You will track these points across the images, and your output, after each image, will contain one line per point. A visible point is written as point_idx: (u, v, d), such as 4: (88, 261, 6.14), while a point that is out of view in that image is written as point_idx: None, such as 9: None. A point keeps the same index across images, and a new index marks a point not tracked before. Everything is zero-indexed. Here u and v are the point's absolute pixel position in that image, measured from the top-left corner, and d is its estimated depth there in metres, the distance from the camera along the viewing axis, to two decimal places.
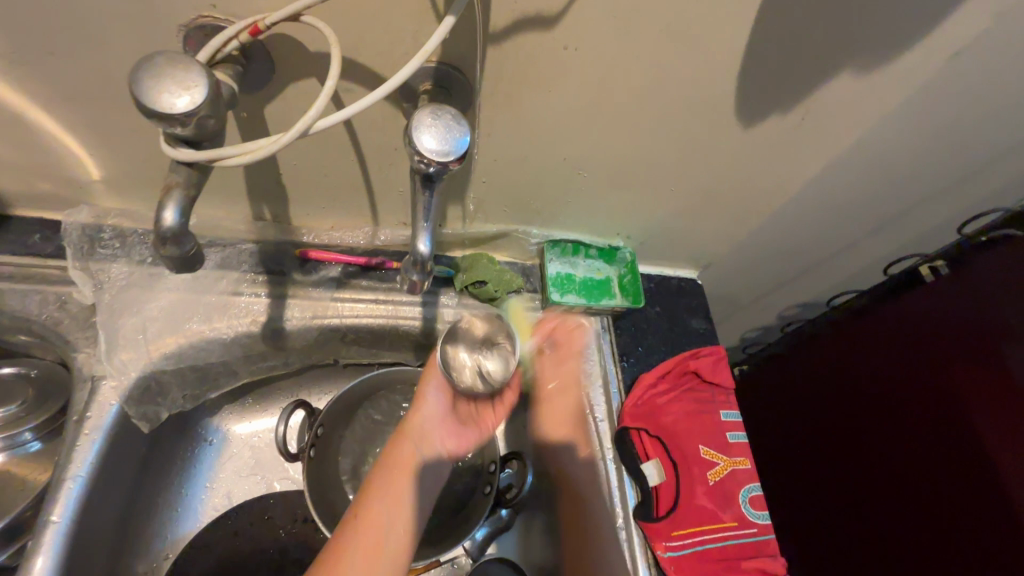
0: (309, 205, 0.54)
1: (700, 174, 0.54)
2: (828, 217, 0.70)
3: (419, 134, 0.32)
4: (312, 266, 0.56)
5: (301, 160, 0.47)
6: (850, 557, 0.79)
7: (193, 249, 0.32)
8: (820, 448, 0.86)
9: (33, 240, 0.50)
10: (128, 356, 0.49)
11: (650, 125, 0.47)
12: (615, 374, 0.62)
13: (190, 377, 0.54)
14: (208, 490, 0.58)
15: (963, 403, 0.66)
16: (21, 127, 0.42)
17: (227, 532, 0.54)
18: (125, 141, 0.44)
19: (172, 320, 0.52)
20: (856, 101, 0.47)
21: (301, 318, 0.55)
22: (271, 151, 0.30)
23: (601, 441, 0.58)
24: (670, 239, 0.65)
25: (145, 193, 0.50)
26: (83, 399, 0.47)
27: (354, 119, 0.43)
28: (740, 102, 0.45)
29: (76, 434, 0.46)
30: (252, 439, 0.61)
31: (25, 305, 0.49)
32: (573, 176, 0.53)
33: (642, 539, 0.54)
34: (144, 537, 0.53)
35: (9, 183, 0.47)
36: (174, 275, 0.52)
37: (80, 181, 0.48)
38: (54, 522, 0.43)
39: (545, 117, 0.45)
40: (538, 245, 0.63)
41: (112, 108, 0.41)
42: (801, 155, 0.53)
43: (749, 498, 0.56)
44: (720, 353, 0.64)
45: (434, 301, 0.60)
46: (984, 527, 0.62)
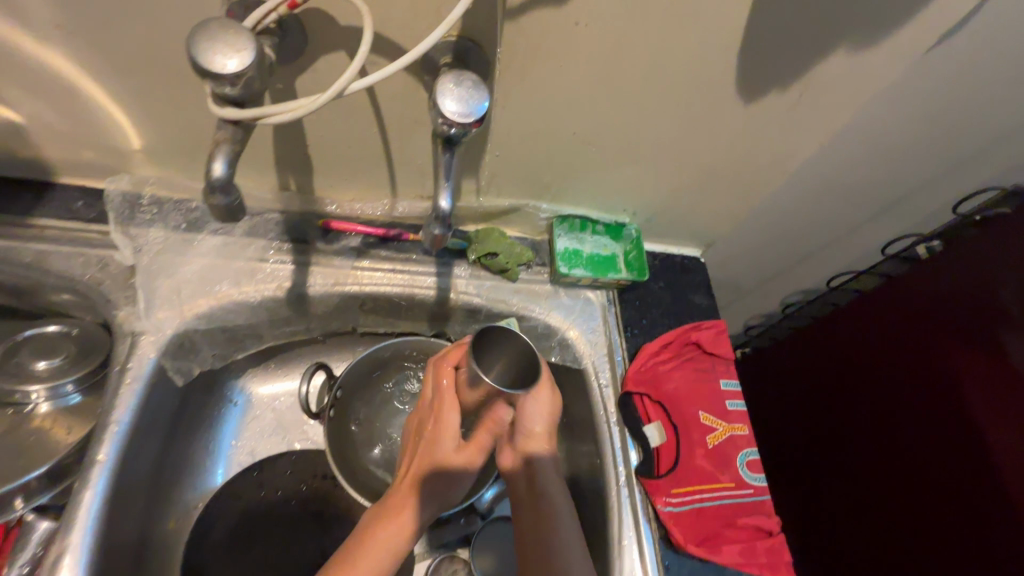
0: (332, 177, 0.57)
1: (703, 150, 0.57)
2: (828, 198, 0.73)
3: (442, 99, 0.35)
4: (334, 236, 0.60)
5: (327, 132, 0.51)
6: (845, 531, 0.82)
7: (237, 201, 0.36)
8: (819, 426, 0.88)
9: (76, 206, 0.54)
10: (164, 314, 0.53)
11: (656, 100, 0.50)
12: (620, 344, 0.65)
13: (219, 338, 0.57)
14: (234, 448, 0.62)
15: (955, 378, 0.68)
16: (72, 96, 0.45)
17: (251, 484, 0.57)
18: (165, 111, 0.48)
19: (204, 283, 0.55)
20: (852, 80, 0.50)
21: (323, 285, 0.58)
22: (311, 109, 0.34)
23: (607, 404, 0.61)
24: (674, 216, 0.68)
25: (181, 163, 0.54)
26: (124, 351, 0.51)
27: (378, 92, 0.46)
28: (741, 78, 0.48)
29: (118, 381, 0.49)
30: (275, 401, 0.66)
31: (69, 265, 0.52)
32: (582, 151, 0.56)
33: (643, 496, 0.57)
34: (177, 486, 0.56)
35: (57, 150, 0.51)
36: (207, 241, 0.56)
37: (122, 149, 0.52)
38: (100, 461, 0.46)
39: (556, 92, 0.48)
40: (547, 220, 0.66)
41: (155, 79, 0.44)
42: (800, 133, 0.56)
43: (747, 461, 0.59)
44: (720, 325, 0.66)
45: (448, 271, 0.63)
46: (975, 497, 0.65)
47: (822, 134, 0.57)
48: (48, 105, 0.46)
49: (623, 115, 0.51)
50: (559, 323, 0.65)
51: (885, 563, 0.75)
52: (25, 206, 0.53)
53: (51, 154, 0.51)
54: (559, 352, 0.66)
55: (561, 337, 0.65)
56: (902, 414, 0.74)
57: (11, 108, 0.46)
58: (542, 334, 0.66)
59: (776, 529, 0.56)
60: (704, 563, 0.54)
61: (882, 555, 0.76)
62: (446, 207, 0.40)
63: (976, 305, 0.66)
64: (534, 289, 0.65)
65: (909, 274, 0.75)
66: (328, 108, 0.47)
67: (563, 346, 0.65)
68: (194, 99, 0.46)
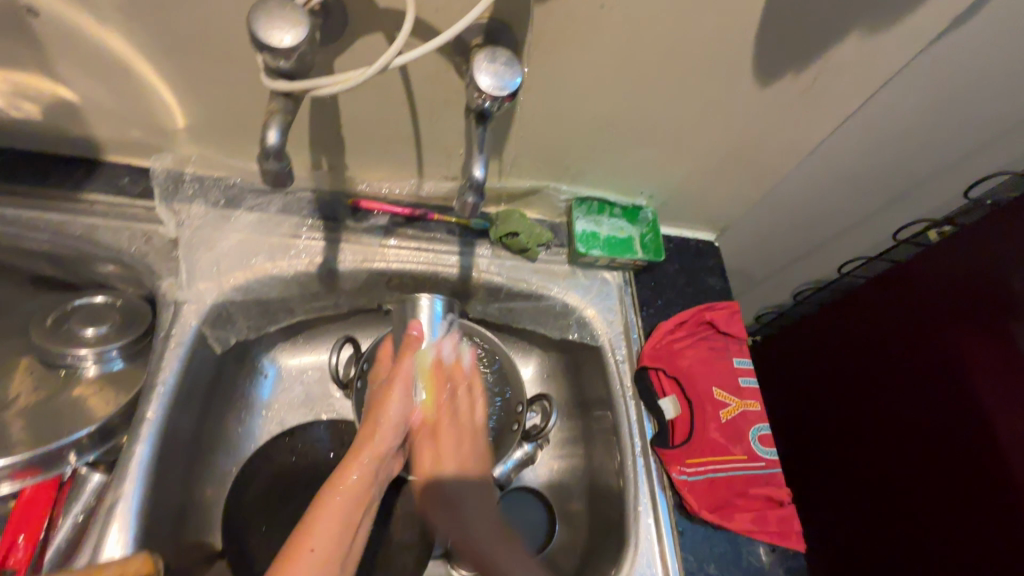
0: (363, 157, 0.60)
1: (720, 133, 0.59)
2: (839, 184, 0.75)
3: (478, 73, 0.38)
4: (363, 215, 0.63)
5: (360, 113, 0.53)
6: (852, 512, 0.84)
7: (287, 169, 0.39)
8: (830, 411, 0.90)
9: (123, 182, 0.58)
10: (205, 285, 0.56)
11: (675, 83, 0.52)
12: (635, 323, 0.67)
13: (254, 309, 0.61)
14: (265, 416, 0.65)
15: (962, 361, 0.69)
16: (125, 77, 0.49)
17: (283, 451, 0.60)
18: (210, 92, 0.51)
19: (241, 256, 0.58)
20: (865, 64, 0.52)
21: (352, 261, 0.61)
22: (360, 81, 0.37)
23: (622, 379, 0.63)
24: (690, 199, 0.70)
25: (221, 142, 0.57)
26: (168, 318, 0.54)
27: (410, 73, 0.49)
28: (757, 61, 0.50)
29: (163, 346, 0.52)
30: (304, 373, 0.69)
31: (117, 238, 0.56)
32: (602, 133, 0.58)
33: (658, 466, 0.59)
34: (213, 450, 0.59)
35: (107, 130, 0.54)
36: (243, 217, 0.60)
37: (167, 129, 0.55)
38: (149, 418, 0.49)
39: (579, 74, 0.50)
40: (566, 203, 0.69)
41: (202, 61, 0.47)
42: (814, 116, 0.58)
43: (759, 435, 0.60)
44: (734, 306, 0.68)
45: (470, 251, 0.65)
46: (980, 476, 0.66)
47: (835, 119, 0.58)
48: (102, 86, 0.49)
49: (643, 97, 0.53)
50: (576, 303, 0.67)
51: (892, 543, 0.77)
52: (76, 183, 0.57)
53: (102, 133, 0.55)
54: (576, 330, 0.68)
55: (579, 316, 0.67)
56: (911, 398, 0.76)
57: (68, 88, 0.49)
58: (560, 313, 0.68)
59: (787, 499, 0.58)
60: (716, 529, 0.57)
61: (889, 535, 0.78)
62: (479, 175, 0.43)
63: (983, 289, 0.68)
64: (552, 269, 0.68)
65: (916, 259, 0.77)
66: (364, 89, 0.50)
67: (580, 324, 0.67)
68: (237, 80, 0.49)
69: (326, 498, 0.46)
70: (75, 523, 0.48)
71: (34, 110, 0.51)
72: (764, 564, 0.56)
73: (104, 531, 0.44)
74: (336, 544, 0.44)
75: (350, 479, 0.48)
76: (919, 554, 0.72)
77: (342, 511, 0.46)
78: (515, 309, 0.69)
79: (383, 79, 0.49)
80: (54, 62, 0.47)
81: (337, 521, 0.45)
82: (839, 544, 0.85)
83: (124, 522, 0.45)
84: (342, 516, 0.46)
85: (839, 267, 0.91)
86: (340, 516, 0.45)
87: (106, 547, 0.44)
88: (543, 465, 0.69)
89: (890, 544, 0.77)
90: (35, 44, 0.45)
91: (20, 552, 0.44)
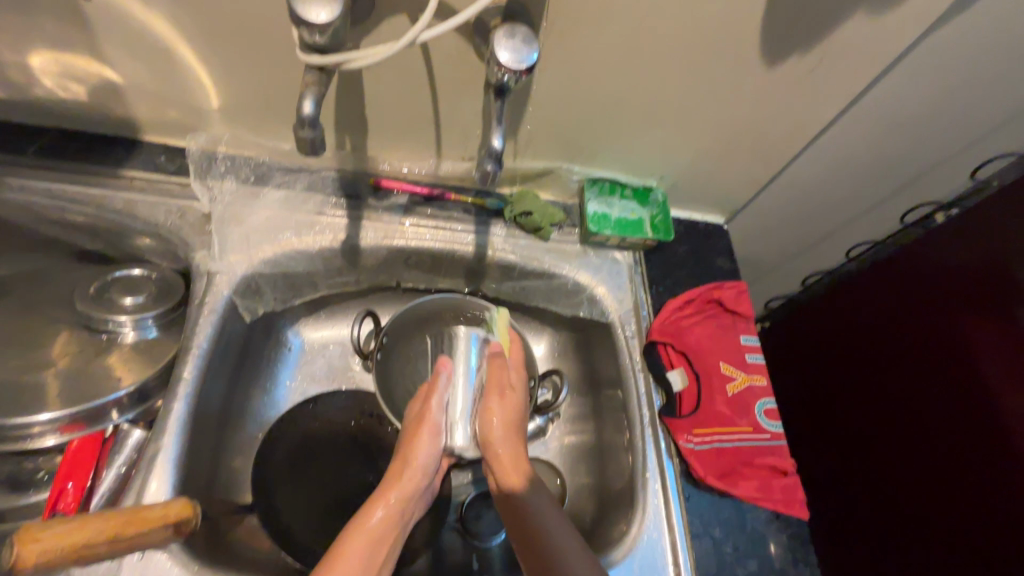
0: (385, 138, 0.62)
1: (728, 114, 0.61)
2: (847, 168, 0.76)
3: (498, 49, 0.41)
4: (384, 193, 0.66)
5: (384, 94, 0.56)
6: (865, 501, 0.84)
7: (319, 138, 0.43)
8: (840, 398, 0.91)
9: (159, 160, 0.62)
10: (236, 258, 0.59)
11: (685, 64, 0.54)
12: (645, 301, 0.69)
13: (280, 283, 0.64)
14: (289, 387, 0.69)
15: (967, 343, 0.71)
16: (166, 58, 0.52)
17: (308, 416, 0.63)
18: (243, 74, 0.54)
19: (269, 231, 0.62)
20: (869, 44, 0.53)
21: (374, 238, 0.64)
22: (387, 54, 0.42)
23: (631, 353, 0.65)
24: (699, 181, 0.72)
25: (251, 122, 0.60)
26: (201, 287, 0.57)
27: (433, 54, 0.51)
28: (764, 42, 0.52)
29: (197, 313, 0.56)
30: (325, 346, 0.72)
31: (155, 213, 0.59)
32: (615, 114, 0.60)
33: (666, 435, 0.61)
34: (242, 415, 0.63)
35: (147, 110, 0.58)
36: (271, 195, 0.63)
37: (203, 109, 0.58)
38: (184, 379, 0.53)
39: (593, 55, 0.52)
40: (578, 183, 0.71)
41: (236, 44, 0.50)
42: (820, 97, 0.59)
43: (765, 408, 0.62)
44: (741, 286, 0.70)
45: (485, 230, 0.68)
46: (987, 457, 0.67)
47: (842, 101, 0.60)
48: (144, 67, 0.52)
49: (654, 78, 0.55)
50: (587, 281, 0.69)
51: (899, 525, 0.78)
52: (117, 160, 0.60)
53: (141, 113, 0.58)
54: (587, 308, 0.70)
55: (590, 294, 0.69)
56: (917, 380, 0.77)
57: (112, 69, 0.53)
58: (571, 292, 0.70)
59: (790, 469, 0.60)
60: (721, 496, 0.59)
61: (897, 516, 0.79)
62: (497, 145, 0.45)
63: (986, 270, 0.69)
64: (564, 249, 0.70)
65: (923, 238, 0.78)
66: (388, 70, 0.53)
67: (591, 302, 0.69)
68: (269, 62, 0.52)
69: (349, 536, 0.48)
70: (118, 474, 0.51)
71: (80, 90, 0.55)
72: (769, 530, 0.58)
73: (146, 480, 0.48)
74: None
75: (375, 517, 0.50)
76: (926, 535, 0.73)
77: (366, 547, 0.47)
78: (527, 287, 0.71)
79: (406, 60, 0.52)
80: (102, 44, 0.50)
81: (361, 557, 0.47)
82: (847, 526, 0.87)
83: (163, 472, 0.49)
84: (367, 551, 0.47)
85: (847, 252, 0.92)
86: (363, 556, 0.47)
87: (147, 493, 0.47)
88: (554, 439, 0.72)
89: (897, 524, 0.79)
90: (85, 26, 0.48)
91: (70, 498, 0.48)
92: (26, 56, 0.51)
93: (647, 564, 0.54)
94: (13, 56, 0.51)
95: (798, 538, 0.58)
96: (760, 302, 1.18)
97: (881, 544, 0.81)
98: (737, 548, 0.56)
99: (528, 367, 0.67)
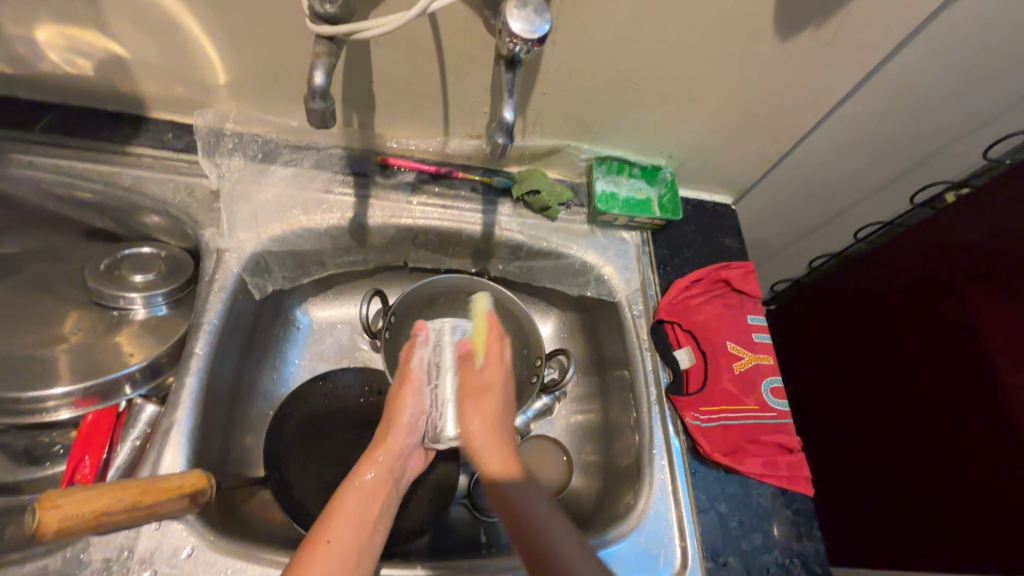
0: (392, 114, 0.62)
1: (739, 91, 0.60)
2: (861, 151, 0.75)
3: (509, 18, 0.40)
4: (391, 171, 0.66)
5: (392, 71, 0.55)
6: (871, 480, 0.86)
7: (331, 110, 0.43)
8: (851, 380, 0.92)
9: (167, 137, 0.62)
10: (245, 235, 0.60)
11: (695, 39, 0.53)
12: (653, 281, 0.69)
13: (290, 261, 0.64)
14: (298, 365, 0.69)
15: (978, 324, 0.71)
16: (172, 31, 0.51)
17: (319, 392, 0.64)
18: (250, 49, 0.53)
19: (278, 208, 0.62)
20: (884, 18, 0.53)
21: (381, 217, 0.64)
22: (398, 25, 0.41)
23: (638, 332, 0.66)
24: (708, 159, 0.71)
25: (259, 99, 0.60)
26: (211, 264, 0.58)
27: (441, 29, 0.50)
28: (780, 16, 0.51)
29: (208, 289, 0.56)
30: (334, 324, 0.73)
31: (164, 190, 0.60)
32: (625, 89, 0.59)
33: (673, 412, 0.61)
34: (254, 393, 0.63)
35: (154, 86, 0.58)
36: (280, 173, 0.63)
37: (210, 85, 0.58)
38: (197, 353, 0.53)
39: (604, 28, 0.51)
40: (587, 162, 0.71)
41: (243, 18, 0.49)
42: (832, 73, 0.59)
43: (772, 387, 0.62)
44: (749, 266, 0.70)
45: (493, 209, 0.68)
46: (992, 436, 0.68)
47: (854, 77, 0.59)
48: (151, 41, 0.52)
49: (665, 52, 0.55)
50: (595, 261, 0.69)
51: (914, 513, 0.78)
52: (124, 137, 0.60)
53: (148, 88, 0.58)
54: (594, 287, 0.70)
55: (597, 274, 0.69)
56: (927, 364, 0.77)
57: (118, 43, 0.52)
58: (579, 271, 0.70)
59: (797, 447, 0.60)
60: (728, 473, 0.59)
61: (906, 504, 0.79)
62: (508, 117, 0.45)
63: (1000, 253, 0.68)
64: (572, 228, 0.70)
65: (932, 219, 0.79)
66: (396, 43, 0.52)
67: (598, 282, 0.69)
68: (275, 36, 0.52)
69: (342, 496, 0.48)
70: (133, 448, 0.50)
71: (87, 65, 0.54)
72: (773, 506, 0.58)
73: (160, 453, 0.49)
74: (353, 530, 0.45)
75: (366, 478, 0.50)
76: (930, 512, 0.75)
77: (359, 505, 0.47)
78: (535, 267, 0.71)
79: (415, 33, 0.51)
80: (107, 17, 0.49)
81: (352, 516, 0.46)
82: (860, 516, 0.87)
83: (178, 445, 0.49)
84: (358, 510, 0.47)
85: (855, 233, 0.92)
86: (356, 506, 0.47)
87: (162, 465, 0.48)
88: (561, 418, 0.72)
89: (907, 511, 0.79)
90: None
91: (87, 469, 0.48)
92: (31, 29, 0.50)
93: (653, 538, 0.54)
94: (18, 30, 0.50)
95: (803, 514, 0.58)
96: (766, 285, 1.18)
97: (896, 534, 0.80)
98: (743, 522, 0.57)
99: (535, 348, 0.67)
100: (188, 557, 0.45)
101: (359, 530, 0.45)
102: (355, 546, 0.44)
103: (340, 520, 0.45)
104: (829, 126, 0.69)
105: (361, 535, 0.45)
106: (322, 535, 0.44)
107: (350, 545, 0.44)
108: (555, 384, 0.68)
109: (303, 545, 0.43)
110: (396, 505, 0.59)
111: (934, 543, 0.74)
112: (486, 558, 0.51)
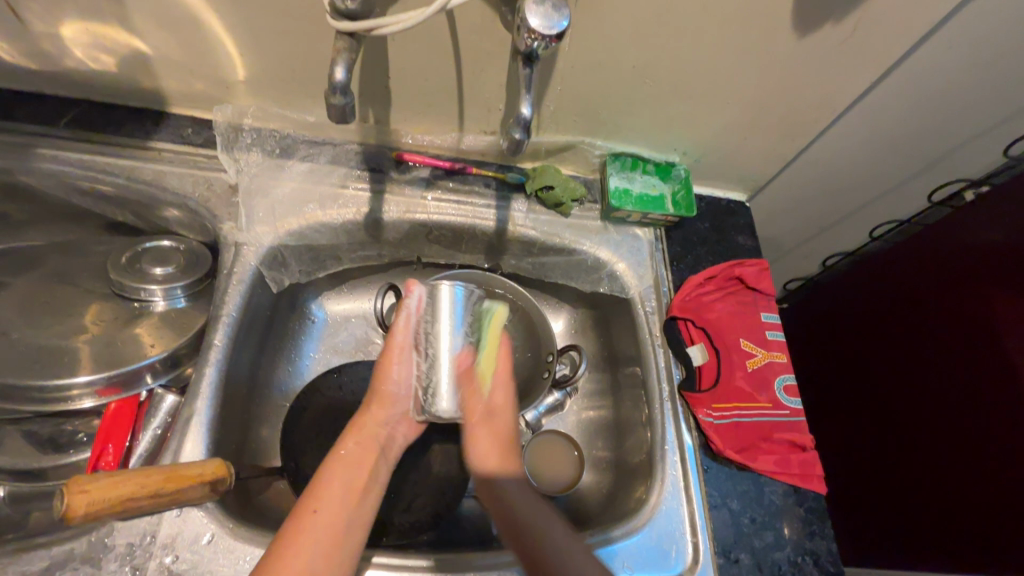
0: (408, 110, 0.62)
1: (756, 88, 0.60)
2: (880, 150, 0.74)
3: (527, 12, 0.40)
4: (406, 167, 0.66)
5: (409, 67, 0.56)
6: (887, 482, 0.85)
7: (350, 105, 0.44)
8: (867, 379, 0.91)
9: (187, 132, 0.63)
10: (263, 229, 0.61)
11: (713, 34, 0.53)
12: (666, 278, 0.69)
13: (306, 255, 0.65)
14: (313, 357, 0.70)
15: (998, 326, 0.70)
16: (195, 28, 0.52)
17: (334, 384, 0.65)
18: (269, 44, 0.53)
19: (295, 203, 0.63)
20: (905, 12, 0.52)
21: (396, 212, 0.65)
22: (418, 20, 0.41)
23: (650, 328, 0.66)
24: (723, 155, 0.71)
25: (277, 95, 0.60)
26: (230, 258, 0.59)
27: (459, 25, 0.51)
28: (799, 12, 0.51)
29: (227, 282, 0.57)
30: (347, 317, 0.74)
31: (183, 184, 0.61)
32: (640, 85, 0.59)
33: (685, 408, 0.61)
34: (270, 386, 0.64)
35: (176, 82, 0.59)
36: (297, 168, 0.64)
37: (229, 81, 0.58)
38: (216, 344, 0.54)
39: (620, 25, 0.51)
40: (600, 158, 0.71)
41: (263, 16, 0.50)
42: (850, 69, 0.58)
43: (785, 385, 0.62)
44: (763, 263, 0.69)
45: (507, 205, 0.68)
46: (1008, 439, 0.67)
47: (874, 72, 0.59)
48: (172, 37, 0.53)
49: (683, 48, 0.54)
50: (607, 257, 0.69)
51: (933, 512, 0.76)
52: (146, 132, 0.61)
53: (169, 84, 0.59)
54: (607, 284, 0.70)
55: (610, 270, 0.69)
56: (943, 365, 0.77)
57: (141, 39, 0.53)
58: (591, 267, 0.70)
59: (809, 445, 0.60)
60: (740, 470, 0.59)
61: (922, 506, 0.78)
62: (526, 113, 0.45)
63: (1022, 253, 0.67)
64: (585, 224, 0.70)
65: (951, 218, 0.78)
66: (413, 40, 0.52)
67: (611, 278, 0.69)
68: (295, 35, 0.52)
69: (327, 465, 0.49)
70: (154, 436, 0.52)
71: (110, 61, 0.56)
72: (786, 504, 0.58)
73: (181, 441, 0.49)
74: (343, 499, 0.47)
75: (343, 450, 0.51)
76: (945, 515, 0.74)
77: (344, 474, 0.49)
78: (547, 264, 0.72)
79: (432, 29, 0.51)
80: (131, 14, 0.50)
81: (337, 486, 0.48)
82: (879, 520, 0.86)
83: (197, 434, 0.50)
84: (343, 478, 0.49)
85: (871, 231, 0.91)
86: (343, 476, 0.49)
87: (183, 453, 0.49)
88: (572, 413, 0.73)
89: (922, 514, 0.78)
90: None
91: (110, 456, 0.49)
92: (57, 27, 0.51)
93: (664, 535, 0.55)
94: (44, 27, 0.51)
95: (815, 513, 0.58)
96: (779, 282, 1.17)
97: (915, 533, 0.79)
98: (755, 519, 0.57)
99: (545, 344, 0.67)
100: (208, 543, 0.46)
101: (343, 502, 0.47)
102: (342, 521, 0.45)
103: (327, 492, 0.47)
104: (847, 124, 0.68)
105: (347, 507, 0.47)
106: (310, 506, 0.45)
107: (336, 519, 0.45)
108: (567, 379, 0.68)
109: (291, 516, 0.45)
110: (408, 497, 0.60)
111: (956, 548, 0.73)
112: (497, 552, 0.52)
